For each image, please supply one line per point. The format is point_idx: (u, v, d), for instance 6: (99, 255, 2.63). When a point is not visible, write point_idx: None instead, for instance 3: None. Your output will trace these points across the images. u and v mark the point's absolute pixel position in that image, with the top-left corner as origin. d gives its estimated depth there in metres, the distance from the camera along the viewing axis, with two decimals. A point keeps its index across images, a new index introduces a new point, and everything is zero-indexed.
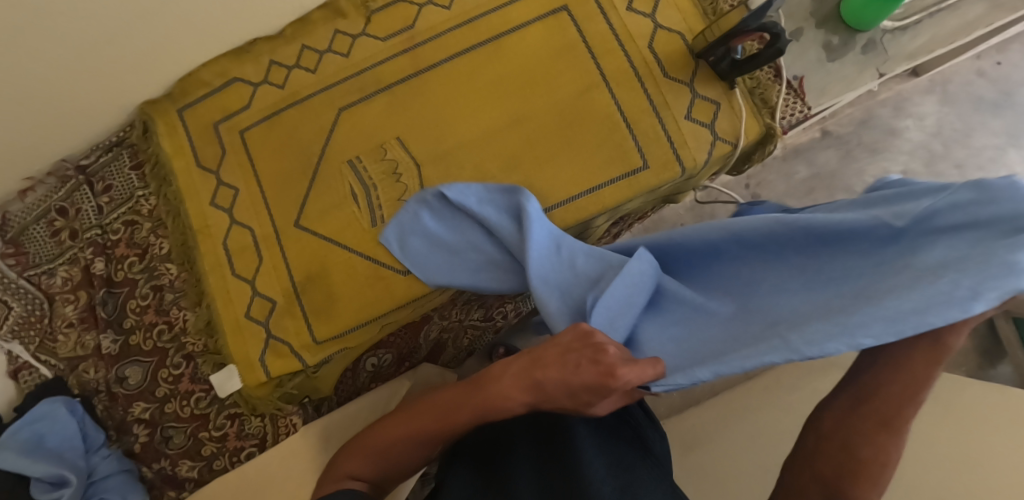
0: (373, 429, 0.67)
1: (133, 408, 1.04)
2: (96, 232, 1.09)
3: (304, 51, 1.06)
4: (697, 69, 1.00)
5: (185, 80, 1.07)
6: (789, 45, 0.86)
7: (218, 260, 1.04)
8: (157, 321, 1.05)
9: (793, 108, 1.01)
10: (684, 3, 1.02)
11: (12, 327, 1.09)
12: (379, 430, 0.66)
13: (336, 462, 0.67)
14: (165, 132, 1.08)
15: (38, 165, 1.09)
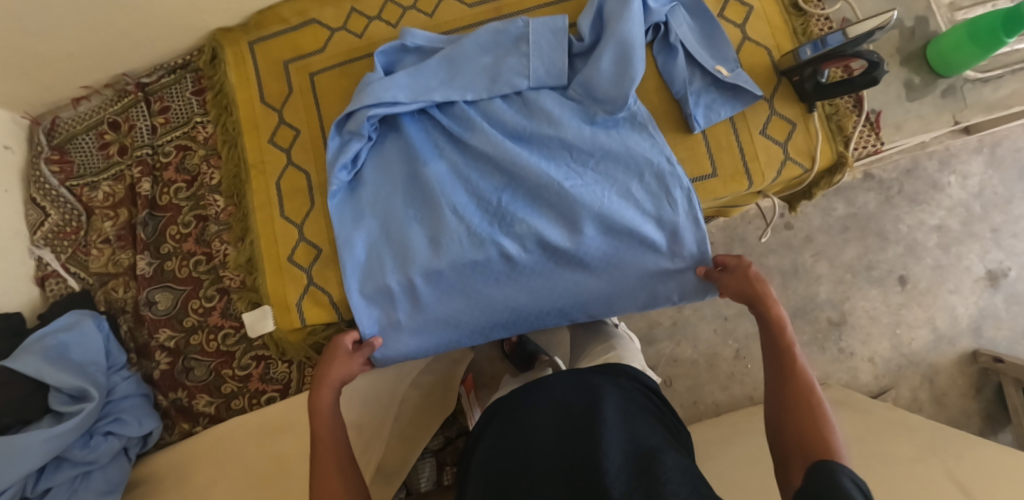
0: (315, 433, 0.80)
1: (158, 334, 1.02)
2: (145, 152, 1.07)
3: (388, 4, 1.05)
4: (778, 86, 1.00)
5: (262, 14, 1.05)
6: (884, 75, 0.87)
7: (269, 199, 1.02)
8: (195, 251, 1.04)
9: (865, 141, 1.01)
10: (776, 19, 1.02)
11: (45, 234, 1.07)
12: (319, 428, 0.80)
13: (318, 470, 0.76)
14: (234, 62, 1.06)
15: (98, 75, 1.08)
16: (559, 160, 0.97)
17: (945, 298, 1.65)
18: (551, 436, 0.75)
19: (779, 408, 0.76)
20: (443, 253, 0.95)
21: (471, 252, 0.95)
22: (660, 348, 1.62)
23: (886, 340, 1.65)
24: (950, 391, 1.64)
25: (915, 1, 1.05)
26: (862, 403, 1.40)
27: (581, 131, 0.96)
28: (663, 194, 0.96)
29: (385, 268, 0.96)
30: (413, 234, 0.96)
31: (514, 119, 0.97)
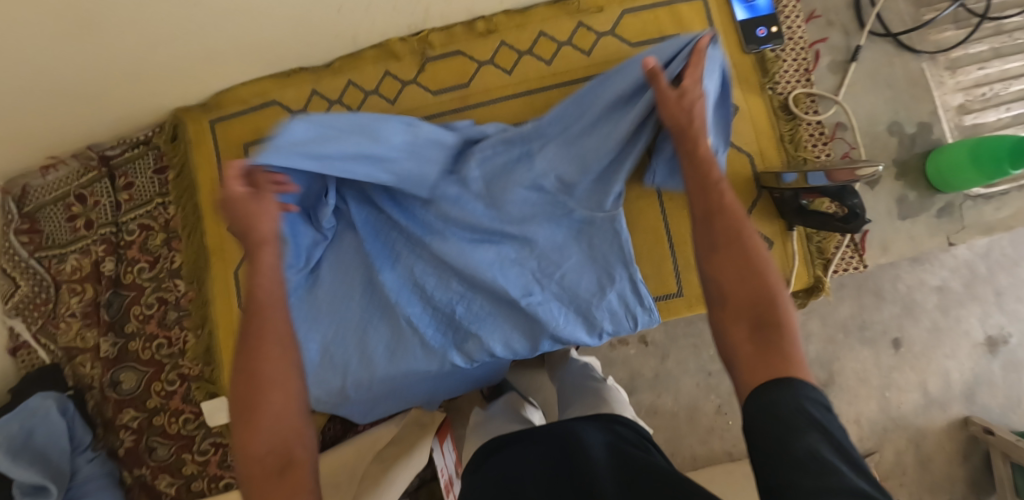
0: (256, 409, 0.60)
1: (123, 414, 1.05)
2: (109, 230, 1.08)
3: (349, 87, 1.06)
4: (757, 199, 0.94)
5: (222, 94, 1.06)
6: (865, 224, 0.79)
7: (229, 287, 1.04)
8: (158, 334, 1.05)
9: (848, 262, 0.94)
10: (762, 122, 0.95)
11: (16, 304, 1.09)
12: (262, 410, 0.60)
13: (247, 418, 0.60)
14: (195, 139, 1.08)
15: (64, 147, 1.07)
16: (520, 269, 0.92)
17: (939, 363, 1.55)
18: (541, 461, 0.76)
19: (728, 290, 0.64)
20: (398, 362, 0.93)
21: (420, 355, 0.93)
22: (640, 400, 1.59)
23: (874, 402, 1.56)
24: (936, 457, 1.55)
25: (919, 103, 0.97)
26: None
27: (551, 240, 0.92)
28: (621, 310, 0.92)
29: (337, 372, 0.94)
30: (371, 340, 0.94)
31: (477, 222, 0.91)
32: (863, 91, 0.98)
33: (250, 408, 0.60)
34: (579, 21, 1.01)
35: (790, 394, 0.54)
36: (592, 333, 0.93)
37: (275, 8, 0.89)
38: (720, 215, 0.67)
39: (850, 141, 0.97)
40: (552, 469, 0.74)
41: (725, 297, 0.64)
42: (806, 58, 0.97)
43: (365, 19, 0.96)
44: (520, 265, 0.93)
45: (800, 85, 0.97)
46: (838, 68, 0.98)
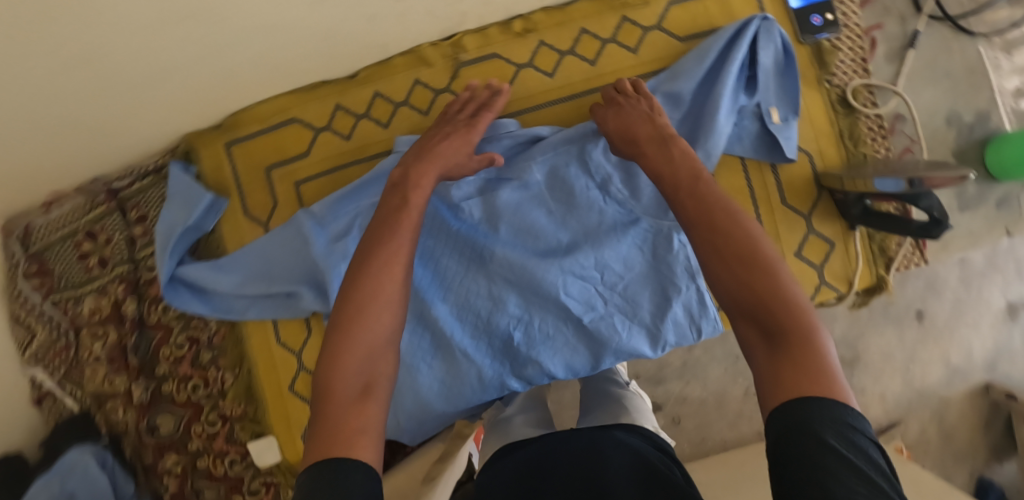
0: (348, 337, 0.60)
1: (164, 458, 1.01)
2: (126, 268, 1.02)
3: (377, 99, 0.96)
4: (818, 200, 0.92)
5: (236, 116, 0.96)
6: (946, 233, 0.77)
7: (263, 323, 0.97)
8: (192, 374, 1.00)
9: (909, 260, 0.94)
10: (821, 118, 0.93)
11: (36, 352, 1.03)
12: (362, 334, 0.61)
13: (332, 351, 0.60)
14: (208, 165, 0.98)
15: (70, 180, 1.00)
16: (573, 285, 0.89)
17: (962, 334, 1.49)
18: (560, 473, 0.69)
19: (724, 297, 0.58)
20: (453, 392, 0.91)
21: (473, 379, 0.90)
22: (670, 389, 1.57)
23: (899, 377, 1.51)
24: (959, 427, 1.53)
25: (977, 92, 0.95)
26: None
27: (610, 255, 0.89)
28: (688, 321, 0.89)
29: (394, 401, 0.93)
30: (423, 371, 0.92)
31: (532, 237, 0.90)
32: (921, 83, 0.95)
33: (343, 345, 0.60)
34: (624, 15, 0.96)
35: (816, 412, 0.47)
36: (656, 346, 0.89)
37: (301, 24, 0.81)
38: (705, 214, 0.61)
39: (910, 135, 0.94)
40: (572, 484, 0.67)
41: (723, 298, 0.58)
42: (862, 47, 0.94)
43: (396, 28, 0.88)
44: (574, 279, 0.90)
45: (858, 76, 0.94)
46: (895, 56, 0.95)
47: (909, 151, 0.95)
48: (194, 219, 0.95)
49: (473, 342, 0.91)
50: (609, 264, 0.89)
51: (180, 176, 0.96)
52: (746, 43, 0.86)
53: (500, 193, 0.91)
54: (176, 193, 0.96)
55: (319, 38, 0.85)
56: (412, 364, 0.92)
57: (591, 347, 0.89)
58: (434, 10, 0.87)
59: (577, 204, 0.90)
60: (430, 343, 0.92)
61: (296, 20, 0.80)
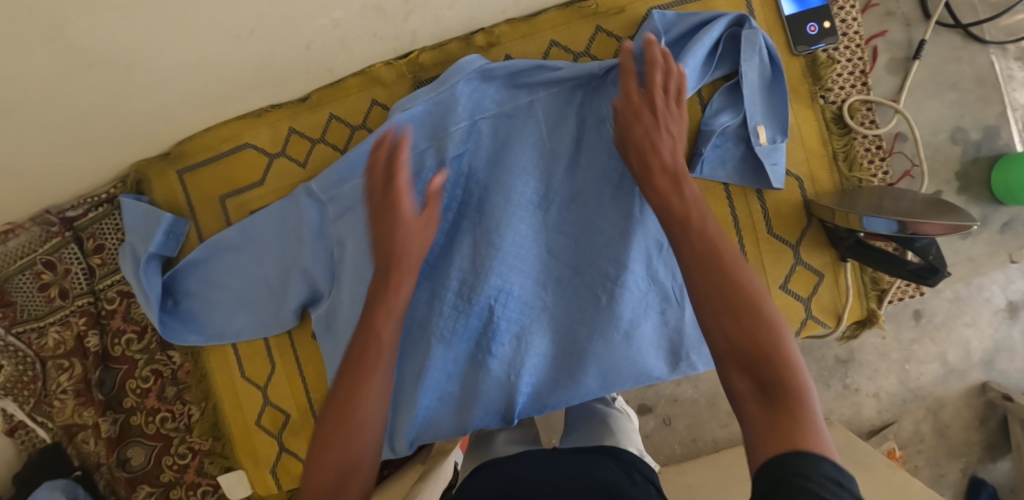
0: (345, 441, 0.69)
1: (137, 491, 1.00)
2: (87, 300, 0.99)
3: (332, 122, 0.89)
4: (807, 228, 0.85)
5: (185, 143, 0.90)
6: (944, 278, 0.70)
7: (226, 357, 0.94)
8: (158, 408, 0.99)
9: (905, 290, 0.87)
10: (813, 139, 0.84)
11: (3, 384, 1.01)
12: (356, 418, 0.70)
13: (334, 425, 0.69)
14: (163, 197, 0.93)
15: (20, 214, 0.95)
16: (570, 252, 0.86)
17: (960, 331, 1.43)
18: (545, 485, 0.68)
19: (725, 340, 0.52)
20: (438, 379, 0.87)
21: (462, 357, 0.87)
22: (660, 390, 1.53)
23: (894, 375, 1.47)
24: (954, 423, 1.46)
25: (986, 105, 0.86)
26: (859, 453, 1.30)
27: (602, 220, 0.85)
28: (670, 282, 0.86)
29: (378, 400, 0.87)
30: (406, 356, 0.87)
31: (525, 201, 0.84)
32: (926, 97, 0.86)
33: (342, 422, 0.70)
34: (597, 24, 0.88)
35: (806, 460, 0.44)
36: (651, 313, 0.87)
37: (236, 58, 0.74)
38: (710, 256, 0.55)
39: (911, 156, 0.86)
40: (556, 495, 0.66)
41: (716, 341, 0.53)
42: (863, 58, 0.84)
43: (342, 53, 0.81)
44: (561, 242, 0.86)
45: (856, 91, 0.85)
46: (897, 67, 0.86)
47: (909, 174, 0.87)
48: (155, 246, 0.90)
49: (456, 324, 0.85)
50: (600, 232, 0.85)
51: (133, 206, 0.90)
52: (711, 38, 0.79)
53: (503, 151, 0.84)
54: (134, 224, 0.91)
55: (259, 68, 0.78)
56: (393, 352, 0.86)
57: (585, 325, 0.86)
58: (382, 32, 0.79)
59: (570, 166, 0.85)
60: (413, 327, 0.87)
61: (228, 53, 0.73)
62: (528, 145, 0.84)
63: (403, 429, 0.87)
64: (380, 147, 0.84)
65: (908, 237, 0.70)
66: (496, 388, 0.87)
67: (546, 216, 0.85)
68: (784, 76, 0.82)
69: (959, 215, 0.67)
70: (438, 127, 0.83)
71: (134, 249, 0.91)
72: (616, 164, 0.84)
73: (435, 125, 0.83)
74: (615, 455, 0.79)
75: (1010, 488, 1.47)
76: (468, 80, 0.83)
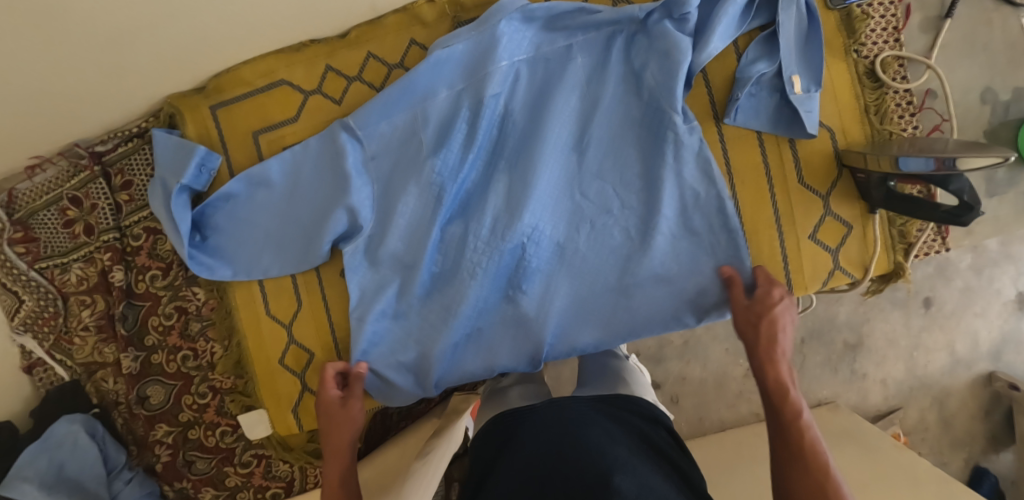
0: None
1: (155, 430, 1.00)
2: (112, 235, 0.99)
3: (370, 60, 0.90)
4: (838, 180, 0.86)
5: (223, 76, 0.90)
6: (976, 217, 0.73)
7: (252, 294, 0.94)
8: (181, 345, 0.99)
9: (930, 246, 0.91)
10: (845, 92, 0.86)
11: (24, 320, 1.01)
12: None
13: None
14: (193, 131, 0.92)
15: (49, 146, 0.95)
16: (603, 196, 0.86)
17: (970, 322, 1.41)
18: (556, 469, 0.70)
19: (780, 445, 0.71)
20: (467, 319, 0.88)
21: (490, 296, 0.88)
22: (669, 368, 1.49)
23: (902, 363, 1.43)
24: (959, 413, 1.46)
25: (1016, 68, 0.89)
26: (865, 436, 1.28)
27: (633, 166, 0.86)
28: (705, 234, 0.86)
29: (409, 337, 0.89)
30: (437, 293, 0.88)
31: (562, 144, 0.86)
32: (957, 56, 0.89)
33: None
34: None
35: None
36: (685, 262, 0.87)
37: None
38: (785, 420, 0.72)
39: (941, 111, 0.89)
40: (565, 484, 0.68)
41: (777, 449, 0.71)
42: (895, 15, 0.87)
43: None
44: (597, 188, 0.86)
45: (888, 46, 0.87)
46: (930, 26, 0.88)
47: (939, 129, 0.89)
48: (188, 180, 0.88)
49: (487, 263, 0.86)
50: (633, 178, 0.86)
51: (165, 139, 0.89)
52: None
53: (541, 93, 0.85)
54: (167, 158, 0.90)
55: None
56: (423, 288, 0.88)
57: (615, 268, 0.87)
58: None
59: (608, 113, 0.86)
60: (445, 264, 0.88)
61: None
62: (568, 89, 0.85)
63: (432, 365, 0.88)
64: (422, 83, 0.84)
65: (944, 176, 0.72)
66: (524, 327, 0.88)
67: (580, 160, 0.86)
68: (819, 28, 0.84)
69: (993, 151, 0.69)
70: (477, 66, 0.84)
71: (166, 183, 0.90)
72: (660, 114, 0.84)
73: (474, 64, 0.84)
74: (624, 414, 0.81)
75: (1012, 479, 1.47)
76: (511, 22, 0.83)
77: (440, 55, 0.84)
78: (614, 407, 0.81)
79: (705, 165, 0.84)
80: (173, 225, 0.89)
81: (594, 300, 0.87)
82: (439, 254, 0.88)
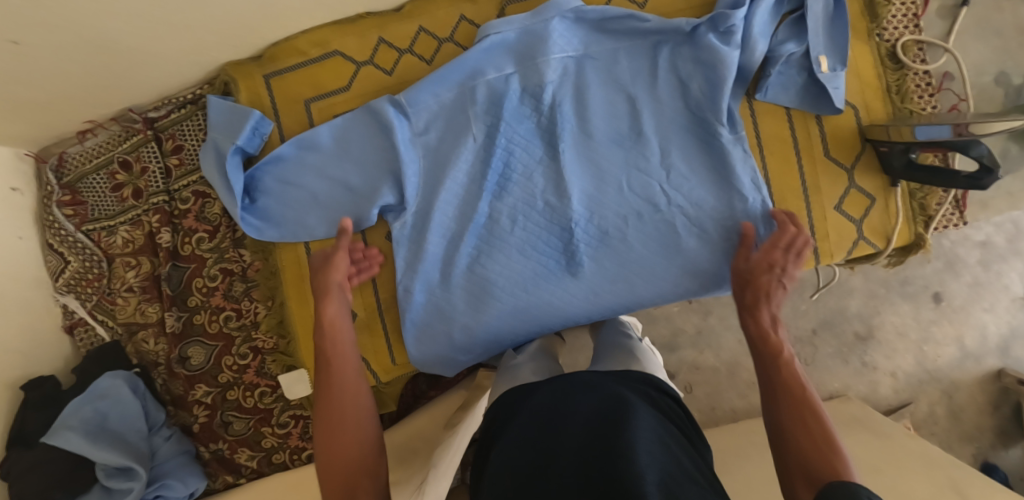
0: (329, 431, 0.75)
1: (194, 390, 1.02)
2: (162, 198, 1.02)
3: (421, 35, 0.94)
4: (861, 154, 0.91)
5: (279, 45, 0.95)
6: (995, 181, 0.77)
7: (297, 255, 0.97)
8: (224, 306, 1.02)
9: (948, 220, 0.96)
10: (869, 72, 0.91)
11: (68, 281, 1.04)
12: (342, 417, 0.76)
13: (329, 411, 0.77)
14: (246, 98, 0.96)
15: (103, 111, 0.99)
16: (644, 184, 0.89)
17: (978, 317, 1.43)
18: (570, 421, 0.70)
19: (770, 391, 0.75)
20: (507, 292, 0.91)
21: (528, 272, 0.91)
22: (682, 356, 1.48)
23: (912, 356, 1.45)
24: (968, 407, 1.47)
25: None
26: (877, 424, 1.30)
27: (674, 156, 0.89)
28: (750, 235, 0.89)
29: (446, 311, 0.93)
30: (478, 266, 0.91)
31: (606, 130, 0.89)
32: (972, 40, 0.94)
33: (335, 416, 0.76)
34: None
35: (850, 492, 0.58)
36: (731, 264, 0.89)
37: None
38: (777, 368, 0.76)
39: (959, 93, 0.93)
40: (580, 432, 0.68)
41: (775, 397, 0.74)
42: (915, 2, 0.91)
43: None
44: (641, 182, 0.89)
45: (908, 31, 0.92)
46: (947, 13, 0.93)
47: (957, 108, 0.94)
48: (242, 141, 0.92)
49: (529, 239, 0.91)
50: (675, 169, 0.89)
51: (219, 103, 0.93)
52: None
53: (587, 79, 0.89)
54: (221, 121, 0.93)
55: None
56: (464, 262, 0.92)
57: (651, 253, 0.90)
58: None
59: (651, 103, 0.89)
60: (487, 241, 0.91)
61: None
62: (612, 77, 0.89)
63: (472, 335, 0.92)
64: (474, 70, 0.89)
65: (966, 142, 0.76)
66: (561, 301, 0.91)
67: (624, 147, 0.89)
68: (846, 10, 0.88)
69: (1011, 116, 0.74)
70: (528, 54, 0.88)
71: (218, 146, 0.93)
72: (707, 117, 0.88)
73: (525, 52, 0.88)
74: (634, 381, 0.81)
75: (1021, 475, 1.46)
76: (563, 17, 0.88)
77: (493, 41, 0.88)
78: (627, 380, 0.81)
79: (745, 173, 0.88)
80: (225, 184, 0.92)
81: (629, 280, 0.90)
82: (482, 232, 0.91)
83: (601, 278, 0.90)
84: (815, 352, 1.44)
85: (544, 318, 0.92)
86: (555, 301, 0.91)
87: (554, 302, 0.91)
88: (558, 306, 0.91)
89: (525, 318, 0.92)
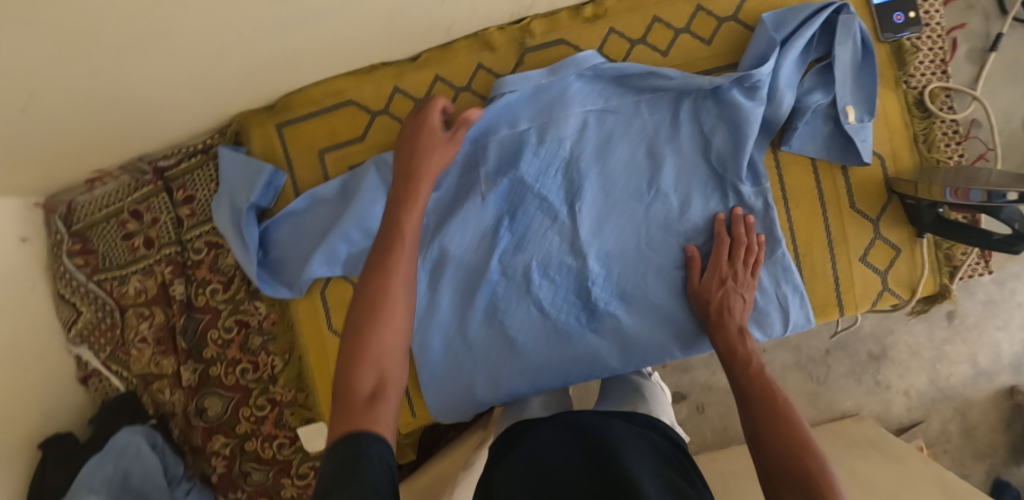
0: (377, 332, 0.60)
1: (212, 441, 1.02)
2: (173, 248, 1.01)
3: (438, 83, 0.92)
4: (887, 205, 0.89)
5: (293, 95, 0.92)
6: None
7: (314, 308, 0.96)
8: (240, 358, 1.01)
9: (973, 269, 0.95)
10: (896, 121, 0.89)
11: (81, 331, 1.02)
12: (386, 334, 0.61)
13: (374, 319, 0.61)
14: (259, 148, 0.94)
15: (110, 161, 0.96)
16: (666, 238, 0.88)
17: (992, 335, 1.32)
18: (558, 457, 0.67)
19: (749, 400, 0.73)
20: (526, 349, 0.90)
21: (546, 327, 0.90)
22: (694, 376, 1.40)
23: (924, 375, 1.35)
24: (981, 424, 1.35)
25: None
26: (889, 444, 1.19)
27: (695, 210, 0.87)
28: (772, 288, 0.88)
29: (465, 367, 0.91)
30: (495, 323, 0.90)
31: (626, 185, 0.88)
32: (1001, 85, 0.92)
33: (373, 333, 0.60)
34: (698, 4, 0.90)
35: None
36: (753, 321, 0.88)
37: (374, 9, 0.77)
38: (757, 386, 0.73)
39: (986, 141, 0.92)
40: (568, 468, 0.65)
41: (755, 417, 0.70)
42: (943, 48, 0.89)
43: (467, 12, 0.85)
44: (661, 237, 0.88)
45: (936, 78, 0.90)
46: (975, 58, 0.92)
47: (984, 157, 0.92)
48: (256, 197, 0.90)
49: (547, 295, 0.89)
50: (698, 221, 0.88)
51: (233, 156, 0.92)
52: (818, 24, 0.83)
53: (603, 133, 0.87)
54: (234, 173, 0.92)
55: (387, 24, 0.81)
56: (481, 319, 0.90)
57: (673, 306, 0.89)
58: None
59: (671, 157, 0.87)
60: (503, 297, 0.90)
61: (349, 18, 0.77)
62: (631, 131, 0.87)
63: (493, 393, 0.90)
64: (490, 126, 0.87)
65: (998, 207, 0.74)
66: (581, 358, 0.90)
67: (646, 202, 0.88)
68: (874, 59, 0.86)
69: None
70: (545, 110, 0.87)
71: (233, 198, 0.92)
72: (728, 175, 0.86)
73: (541, 108, 0.87)
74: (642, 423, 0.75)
75: None
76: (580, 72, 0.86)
77: (509, 98, 0.86)
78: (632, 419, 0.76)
79: (767, 224, 0.86)
80: (240, 241, 0.91)
81: (651, 335, 0.89)
82: (500, 289, 0.90)
83: (622, 333, 0.89)
84: (828, 372, 1.34)
85: (564, 374, 0.90)
86: (574, 356, 0.90)
87: (573, 358, 0.90)
88: (579, 363, 0.90)
89: (544, 375, 0.90)
